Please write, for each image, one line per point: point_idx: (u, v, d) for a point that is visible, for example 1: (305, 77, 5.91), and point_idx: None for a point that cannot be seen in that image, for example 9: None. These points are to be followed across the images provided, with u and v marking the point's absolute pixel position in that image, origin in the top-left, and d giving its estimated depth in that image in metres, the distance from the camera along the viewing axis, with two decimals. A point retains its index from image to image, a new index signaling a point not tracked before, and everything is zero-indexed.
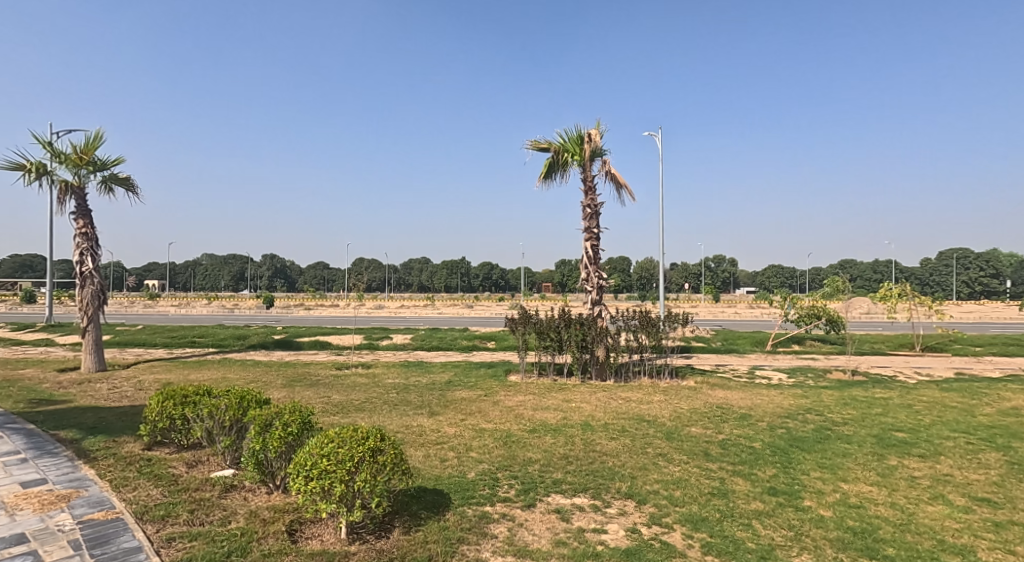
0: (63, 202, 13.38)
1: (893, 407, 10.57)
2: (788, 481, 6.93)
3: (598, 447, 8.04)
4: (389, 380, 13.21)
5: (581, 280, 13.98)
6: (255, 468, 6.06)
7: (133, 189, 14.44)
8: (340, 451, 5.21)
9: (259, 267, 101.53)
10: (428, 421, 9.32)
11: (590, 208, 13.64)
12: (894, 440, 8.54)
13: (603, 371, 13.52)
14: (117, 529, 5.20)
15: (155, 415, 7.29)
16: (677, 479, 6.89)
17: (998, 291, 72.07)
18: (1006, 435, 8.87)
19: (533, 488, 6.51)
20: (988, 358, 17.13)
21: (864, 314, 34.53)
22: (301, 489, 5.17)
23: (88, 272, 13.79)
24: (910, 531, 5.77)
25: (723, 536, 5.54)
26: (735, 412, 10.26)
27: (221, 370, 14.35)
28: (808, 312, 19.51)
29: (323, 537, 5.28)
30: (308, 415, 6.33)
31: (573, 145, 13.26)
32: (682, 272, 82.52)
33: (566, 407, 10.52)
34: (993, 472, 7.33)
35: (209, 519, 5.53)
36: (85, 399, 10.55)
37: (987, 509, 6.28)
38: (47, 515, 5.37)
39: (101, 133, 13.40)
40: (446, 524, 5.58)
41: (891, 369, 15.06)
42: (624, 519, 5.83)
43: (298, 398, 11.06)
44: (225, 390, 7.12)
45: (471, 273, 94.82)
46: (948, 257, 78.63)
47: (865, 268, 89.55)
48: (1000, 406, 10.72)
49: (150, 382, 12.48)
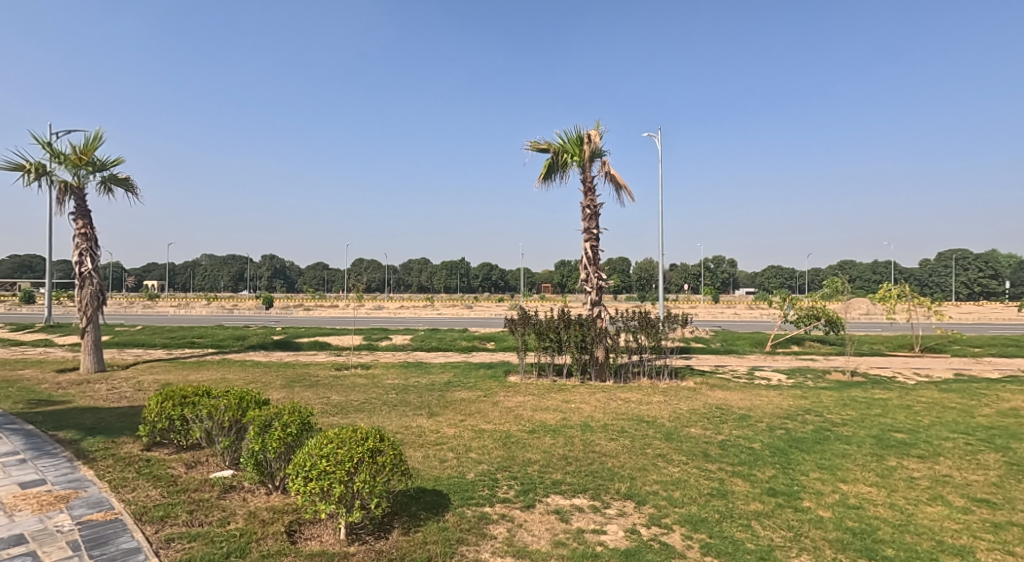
0: (63, 203, 13.40)
1: (893, 408, 10.58)
2: (788, 481, 6.93)
3: (598, 447, 8.05)
4: (389, 380, 13.22)
5: (581, 281, 13.97)
6: (254, 468, 6.07)
7: (133, 189, 14.47)
8: (340, 451, 5.20)
9: (259, 267, 101.61)
10: (428, 421, 9.34)
11: (590, 208, 13.64)
12: (893, 441, 8.55)
13: (603, 371, 13.52)
14: (116, 529, 5.21)
15: (154, 415, 7.29)
16: (677, 480, 6.90)
17: (997, 292, 72.19)
18: (1005, 436, 8.88)
19: (533, 489, 6.52)
20: (987, 358, 17.15)
21: (864, 314, 34.59)
22: (301, 490, 5.17)
23: (88, 272, 13.79)
24: (909, 531, 5.77)
25: (723, 536, 5.55)
26: (734, 413, 10.27)
27: (220, 370, 14.36)
28: (808, 313, 19.54)
29: (322, 538, 5.28)
30: (308, 416, 6.33)
31: (573, 145, 13.27)
32: (681, 272, 82.67)
33: (566, 407, 10.54)
34: (992, 472, 7.33)
35: (208, 519, 5.53)
36: (85, 400, 10.56)
37: (987, 509, 6.29)
38: (46, 516, 5.37)
39: (101, 133, 13.41)
40: (446, 525, 5.58)
41: (890, 369, 15.08)
42: (624, 520, 5.83)
43: (298, 398, 11.07)
44: (224, 391, 7.11)
45: (470, 274, 94.91)
46: (947, 257, 78.68)
47: (865, 268, 89.69)
48: (999, 407, 10.74)
49: (149, 382, 12.49)
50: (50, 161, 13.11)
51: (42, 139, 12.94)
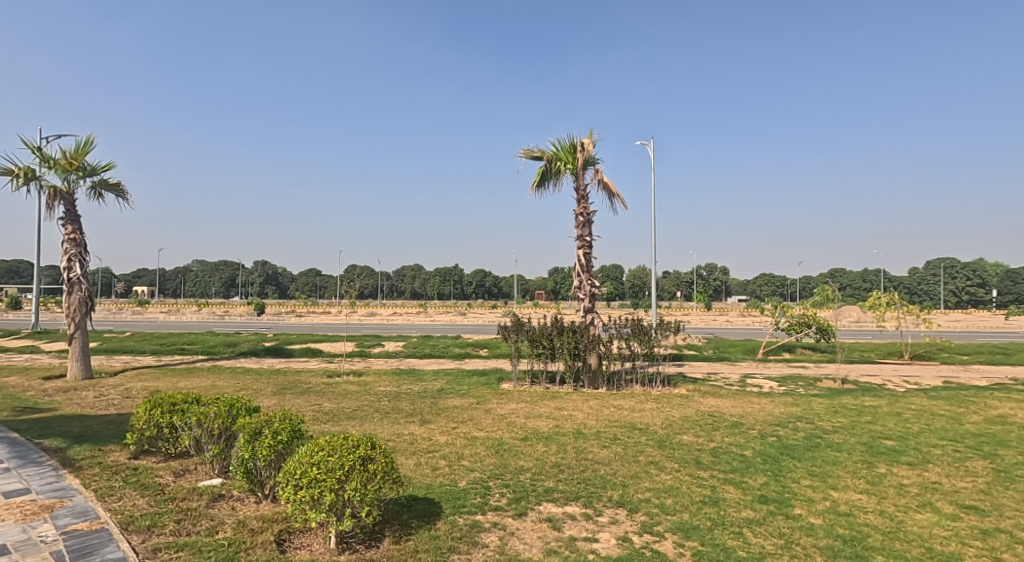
0: (52, 207, 13.31)
1: (883, 416, 10.61)
2: (779, 488, 6.95)
3: (590, 455, 8.03)
4: (381, 388, 13.15)
5: (574, 288, 13.97)
6: (244, 476, 6.00)
7: (124, 195, 14.43)
8: (330, 459, 5.17)
9: (251, 273, 100.97)
10: (420, 429, 9.29)
11: (584, 215, 13.69)
12: (883, 448, 8.59)
13: (596, 379, 13.52)
14: (101, 540, 5.12)
15: (142, 423, 7.20)
16: (669, 488, 6.88)
17: (985, 300, 73.10)
18: (993, 443, 8.93)
19: (525, 497, 6.50)
20: (974, 366, 17.25)
21: (855, 322, 35.16)
22: (290, 498, 5.13)
23: (76, 278, 13.64)
24: (899, 538, 5.79)
25: (714, 544, 5.54)
26: (727, 420, 10.27)
27: (211, 378, 14.18)
28: (799, 321, 19.45)
29: (311, 546, 5.24)
30: (300, 423, 6.31)
31: (566, 153, 13.38)
32: (675, 281, 83.02)
33: (559, 415, 10.50)
34: (981, 479, 7.38)
35: (195, 529, 5.47)
36: (70, 408, 10.40)
37: (975, 517, 6.30)
38: (30, 526, 5.30)
39: (92, 138, 13.42)
40: (437, 534, 5.55)
41: (880, 377, 15.10)
42: (615, 528, 5.82)
43: (288, 406, 10.99)
44: (214, 398, 7.07)
45: (465, 282, 95.34)
46: (936, 267, 79.40)
47: (855, 277, 90.65)
48: (987, 414, 10.79)
49: (137, 389, 12.35)
50: (41, 165, 13.03)
51: (33, 143, 12.90)
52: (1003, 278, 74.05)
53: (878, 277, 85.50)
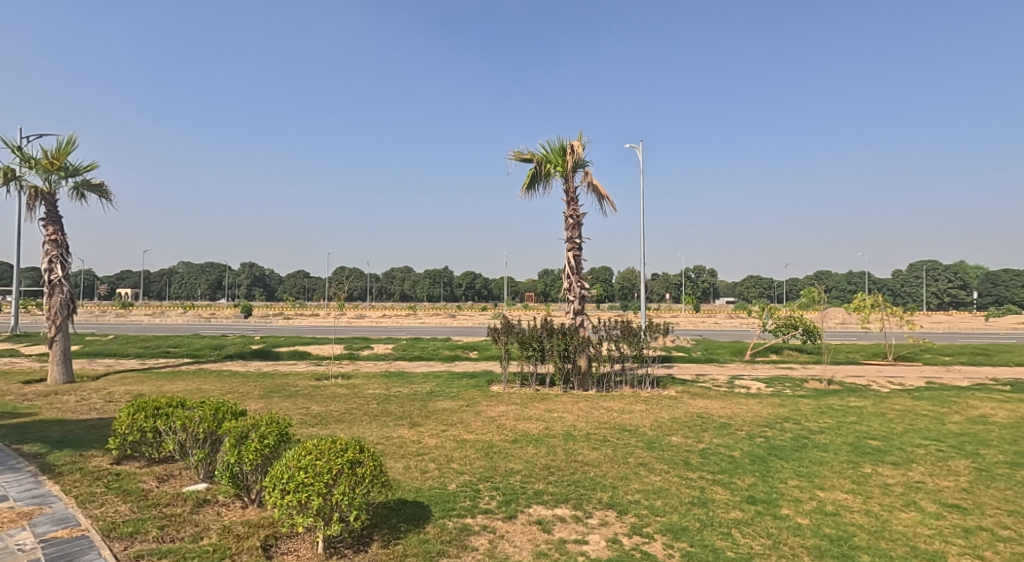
0: (32, 208, 13.16)
1: (868, 416, 10.74)
2: (767, 489, 7.00)
3: (580, 457, 8.06)
4: (369, 390, 13.10)
5: (563, 290, 13.99)
6: (230, 481, 5.96)
7: (107, 196, 14.30)
8: (318, 463, 5.14)
9: (238, 276, 100.28)
10: (408, 432, 9.27)
11: (573, 217, 13.74)
12: (868, 448, 8.69)
13: (586, 380, 13.56)
14: (82, 547, 5.08)
15: (125, 427, 7.13)
16: (658, 489, 6.92)
17: (966, 302, 74.19)
18: (976, 442, 9.05)
19: (515, 499, 6.51)
20: (956, 366, 17.53)
21: (840, 323, 35.64)
22: (277, 503, 5.10)
23: (58, 280, 13.47)
24: (884, 537, 5.86)
25: (703, 545, 5.58)
26: (714, 421, 10.36)
27: (196, 381, 14.06)
28: (785, 322, 19.59)
29: (299, 552, 5.23)
30: (286, 427, 6.27)
31: (555, 156, 13.44)
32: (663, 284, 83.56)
33: (548, 417, 10.52)
34: (963, 478, 7.49)
35: (180, 535, 5.43)
36: (51, 413, 10.24)
37: (957, 515, 6.39)
38: (8, 534, 5.23)
39: (74, 139, 13.30)
40: (426, 537, 5.54)
41: (865, 378, 15.30)
42: (605, 530, 5.84)
43: (276, 410, 10.94)
44: (199, 403, 7.01)
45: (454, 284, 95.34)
46: (919, 269, 80.50)
47: (841, 279, 91.67)
48: (969, 414, 10.94)
49: (121, 393, 12.20)
50: (21, 165, 12.88)
51: (13, 143, 12.76)
52: (985, 280, 75.26)
53: (863, 279, 86.59)
